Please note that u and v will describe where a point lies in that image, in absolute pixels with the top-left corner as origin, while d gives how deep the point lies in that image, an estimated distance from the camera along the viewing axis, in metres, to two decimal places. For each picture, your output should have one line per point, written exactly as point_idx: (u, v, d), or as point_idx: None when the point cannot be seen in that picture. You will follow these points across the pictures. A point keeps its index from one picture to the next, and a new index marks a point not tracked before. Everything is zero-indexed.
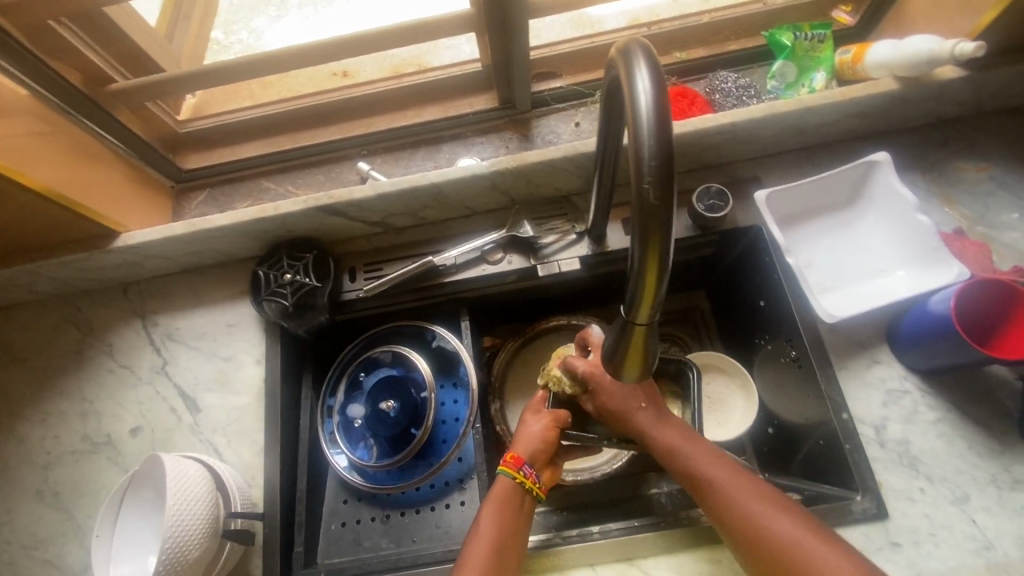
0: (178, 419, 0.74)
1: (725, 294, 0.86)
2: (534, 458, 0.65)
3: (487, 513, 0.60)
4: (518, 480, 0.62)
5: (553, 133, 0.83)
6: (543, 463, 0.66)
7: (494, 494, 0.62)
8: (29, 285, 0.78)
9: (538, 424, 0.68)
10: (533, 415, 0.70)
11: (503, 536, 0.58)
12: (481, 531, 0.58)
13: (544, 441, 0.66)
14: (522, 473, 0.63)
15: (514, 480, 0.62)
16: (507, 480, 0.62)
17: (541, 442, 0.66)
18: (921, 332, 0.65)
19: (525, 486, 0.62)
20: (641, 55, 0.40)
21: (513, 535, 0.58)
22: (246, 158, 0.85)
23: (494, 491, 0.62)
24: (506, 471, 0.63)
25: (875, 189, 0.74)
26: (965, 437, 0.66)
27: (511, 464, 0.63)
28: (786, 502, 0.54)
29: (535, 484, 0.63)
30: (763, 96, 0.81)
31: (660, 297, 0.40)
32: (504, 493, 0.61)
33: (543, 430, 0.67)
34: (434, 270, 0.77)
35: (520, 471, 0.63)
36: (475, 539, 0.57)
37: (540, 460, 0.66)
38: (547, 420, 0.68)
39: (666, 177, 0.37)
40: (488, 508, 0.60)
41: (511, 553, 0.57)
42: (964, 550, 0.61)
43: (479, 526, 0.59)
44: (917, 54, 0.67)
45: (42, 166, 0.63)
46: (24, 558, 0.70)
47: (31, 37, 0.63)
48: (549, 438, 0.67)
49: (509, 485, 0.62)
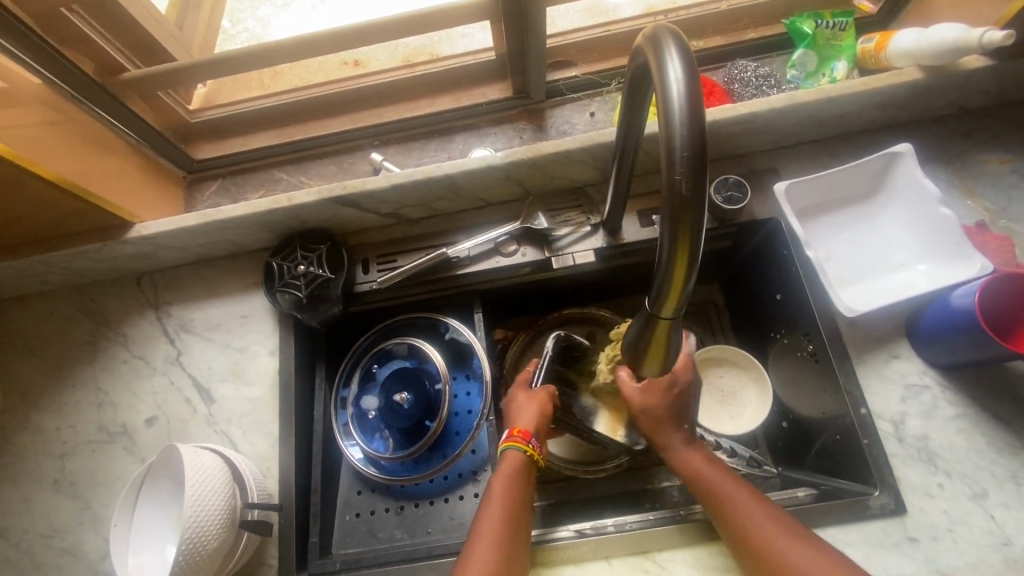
0: (193, 410, 0.75)
1: (739, 286, 0.85)
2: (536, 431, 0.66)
3: (498, 485, 0.59)
4: (528, 454, 0.63)
5: (567, 124, 0.82)
6: (544, 434, 0.67)
7: (504, 469, 0.61)
8: (43, 276, 0.78)
9: (530, 400, 0.69)
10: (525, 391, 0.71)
11: (512, 508, 0.57)
12: (492, 506, 0.58)
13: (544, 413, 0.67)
14: (531, 446, 0.63)
15: (523, 453, 0.63)
16: (518, 455, 0.62)
17: (541, 414, 0.67)
18: (942, 326, 0.64)
19: (532, 458, 0.63)
20: (672, 43, 0.39)
21: (521, 511, 0.58)
22: (258, 149, 0.84)
23: (503, 466, 0.61)
24: (517, 445, 0.63)
25: (897, 180, 0.73)
26: (984, 433, 0.65)
27: (521, 438, 0.64)
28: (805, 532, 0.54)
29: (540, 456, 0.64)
30: (783, 85, 0.79)
31: (687, 291, 0.40)
32: (515, 466, 0.61)
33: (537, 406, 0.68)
34: (447, 262, 0.76)
35: (529, 445, 0.63)
36: (485, 513, 0.57)
37: (541, 432, 0.67)
38: (539, 399, 0.69)
39: (698, 168, 0.36)
40: (498, 484, 0.59)
41: (519, 532, 0.57)
42: (982, 546, 0.60)
43: (489, 502, 0.58)
44: (942, 43, 0.66)
45: (56, 156, 0.63)
46: (43, 546, 0.71)
47: (42, 23, 0.62)
48: (548, 411, 0.68)
49: (521, 458, 0.62)
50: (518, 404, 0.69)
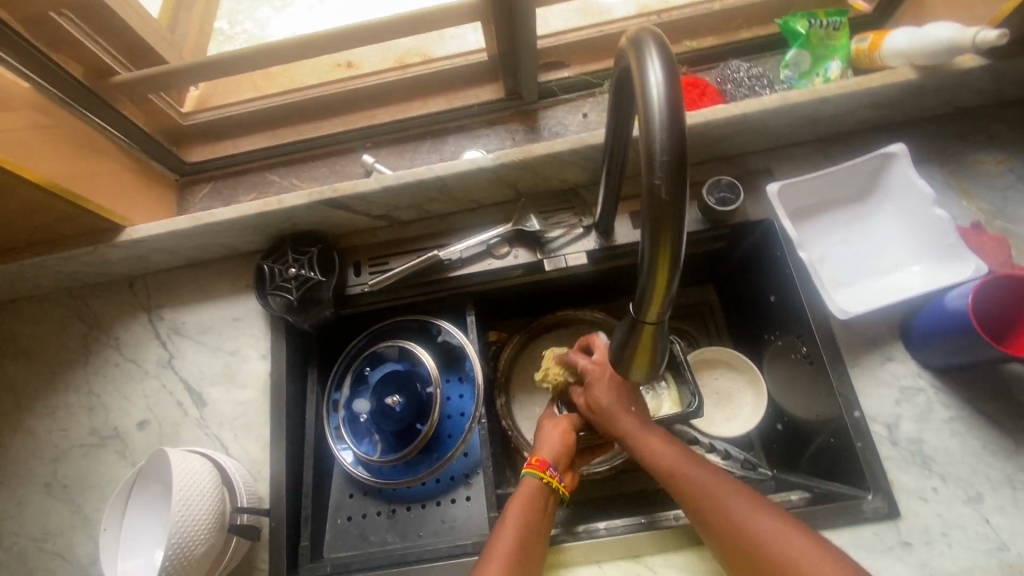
0: (184, 413, 0.75)
1: (733, 288, 0.85)
2: (558, 461, 0.65)
3: (511, 514, 0.59)
4: (545, 480, 0.62)
5: (559, 125, 0.82)
6: (565, 465, 0.67)
7: (520, 497, 0.61)
8: (35, 279, 0.78)
9: (555, 429, 0.68)
10: (551, 422, 0.69)
11: (525, 535, 0.58)
12: (505, 532, 0.58)
13: (566, 445, 0.66)
14: (548, 473, 0.63)
15: (540, 481, 0.63)
16: (535, 482, 0.62)
17: (562, 446, 0.66)
18: (937, 329, 0.63)
19: (550, 486, 0.63)
20: (652, 45, 0.39)
21: (533, 541, 0.58)
22: (250, 152, 0.84)
23: (518, 494, 0.61)
24: (534, 472, 0.63)
25: (890, 181, 0.73)
26: (979, 436, 0.64)
27: (538, 466, 0.64)
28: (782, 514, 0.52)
29: (558, 484, 0.64)
30: (777, 85, 0.79)
31: (670, 295, 0.39)
32: (531, 495, 0.61)
33: (562, 430, 0.68)
34: (439, 264, 0.76)
35: (545, 472, 0.63)
36: (498, 536, 0.57)
37: (562, 463, 0.66)
38: (562, 426, 0.68)
39: (678, 173, 0.36)
40: (513, 513, 0.59)
41: (533, 556, 0.57)
42: (976, 550, 0.60)
43: (502, 528, 0.58)
44: (935, 43, 0.65)
45: (46, 161, 0.63)
46: (35, 549, 0.71)
47: (30, 28, 0.62)
48: (570, 443, 0.67)
49: (538, 484, 0.62)
50: (548, 430, 0.68)
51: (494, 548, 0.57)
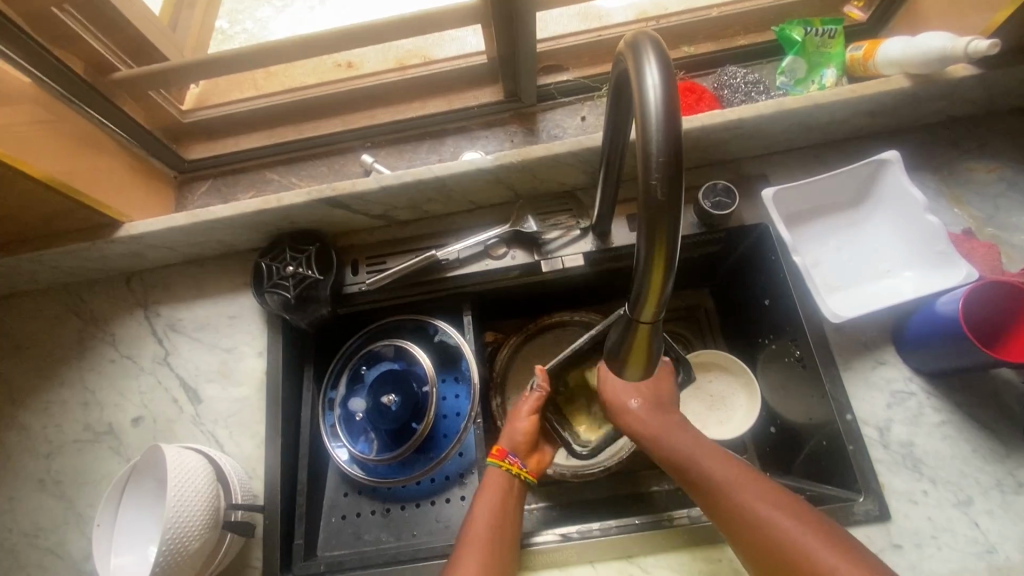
0: (179, 410, 0.75)
1: (728, 292, 0.86)
2: (516, 448, 0.68)
3: (482, 509, 0.61)
4: (504, 469, 0.65)
5: (558, 128, 0.82)
6: (528, 451, 0.69)
7: (487, 488, 0.64)
8: (31, 274, 0.78)
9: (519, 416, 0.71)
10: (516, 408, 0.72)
11: (497, 527, 0.60)
12: (477, 524, 0.60)
13: (525, 433, 0.69)
14: (507, 461, 0.66)
15: (501, 470, 0.65)
16: (496, 472, 0.65)
17: (522, 433, 0.69)
18: (929, 334, 0.64)
19: (513, 473, 0.65)
20: (650, 49, 0.39)
21: (507, 533, 0.60)
22: (248, 150, 0.84)
23: (487, 486, 0.64)
24: (494, 462, 0.66)
25: (883, 188, 0.74)
26: (970, 440, 0.65)
27: (498, 455, 0.66)
28: (807, 513, 0.52)
29: (520, 469, 0.66)
30: (773, 92, 0.80)
31: (665, 295, 0.40)
32: (496, 485, 0.64)
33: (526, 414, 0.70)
34: (436, 264, 0.76)
35: (506, 460, 0.66)
36: (470, 531, 0.59)
37: (523, 450, 0.69)
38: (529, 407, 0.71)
39: (674, 174, 0.36)
40: (482, 507, 0.61)
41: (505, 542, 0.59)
42: (966, 554, 0.60)
43: (474, 520, 0.60)
44: (929, 52, 0.66)
45: (46, 156, 0.63)
46: (27, 545, 0.70)
47: (33, 25, 0.62)
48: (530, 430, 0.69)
49: (497, 473, 0.65)
50: (516, 413, 0.71)
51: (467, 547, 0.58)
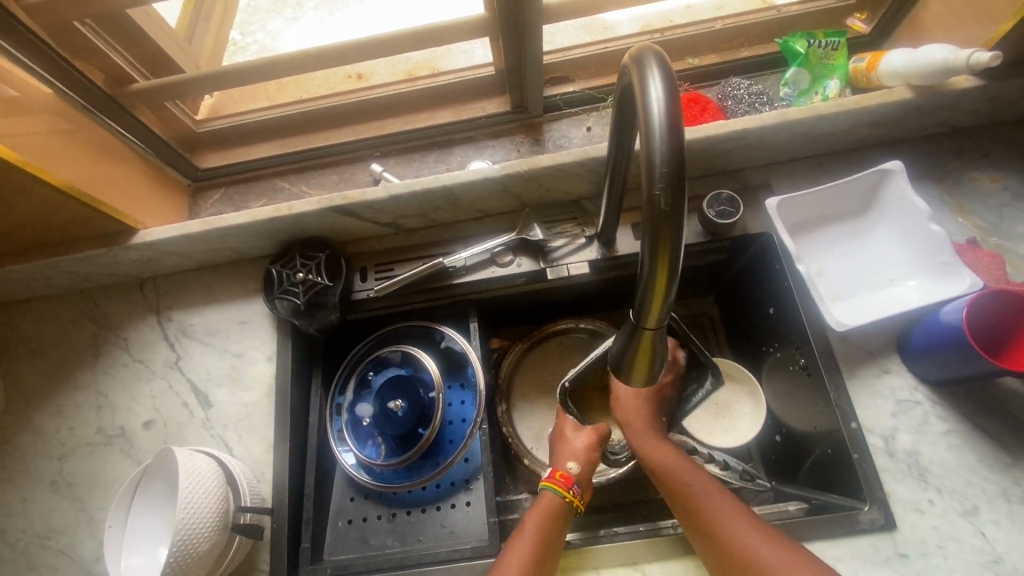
0: (190, 414, 0.76)
1: (733, 300, 0.86)
2: (580, 476, 0.67)
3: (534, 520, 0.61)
4: (568, 498, 0.64)
5: (564, 138, 0.84)
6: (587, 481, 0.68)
7: (541, 506, 0.63)
8: (48, 280, 0.80)
9: (582, 438, 0.70)
10: (575, 431, 0.71)
11: (544, 538, 0.60)
12: (524, 537, 0.60)
13: (588, 460, 0.68)
14: (571, 490, 0.65)
15: (561, 498, 0.64)
16: (557, 498, 0.64)
17: (585, 460, 0.68)
18: (933, 343, 0.64)
19: (571, 504, 0.64)
20: (654, 63, 0.40)
21: (554, 544, 0.60)
22: (261, 159, 0.86)
23: (540, 504, 0.63)
24: (557, 488, 0.64)
25: (887, 198, 0.74)
26: (975, 450, 0.65)
27: (561, 482, 0.65)
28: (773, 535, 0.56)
29: (579, 501, 0.65)
30: (776, 103, 0.81)
31: (669, 303, 0.41)
32: (552, 509, 0.63)
33: (586, 442, 0.70)
34: (443, 272, 0.77)
35: (568, 490, 0.65)
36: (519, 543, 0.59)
37: (584, 479, 0.68)
38: (588, 436, 0.70)
39: (677, 183, 0.37)
40: (533, 518, 0.62)
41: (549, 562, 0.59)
42: (972, 564, 0.60)
43: (523, 532, 0.60)
44: (931, 64, 0.67)
45: (64, 164, 0.65)
46: (38, 546, 0.71)
47: (57, 38, 0.65)
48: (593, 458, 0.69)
49: (560, 501, 0.64)
50: (574, 438, 0.70)
51: (512, 553, 0.59)
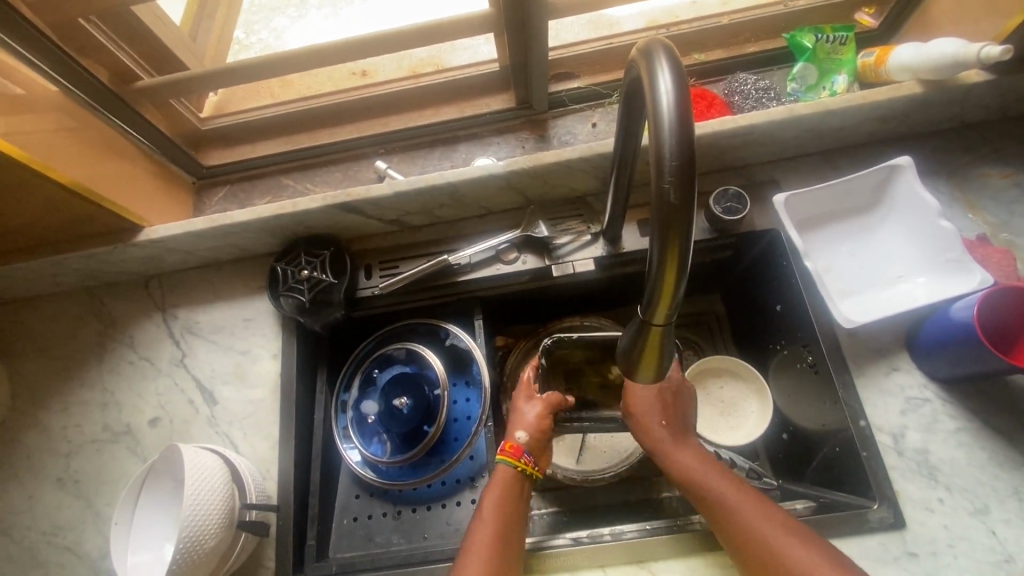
0: (195, 411, 0.76)
1: (739, 297, 0.86)
2: (529, 444, 0.66)
3: (490, 498, 0.61)
4: (520, 468, 0.64)
5: (569, 134, 0.83)
6: (540, 448, 0.67)
7: (495, 482, 0.62)
8: (54, 277, 0.80)
9: (532, 409, 0.69)
10: (526, 402, 0.70)
11: (504, 515, 0.59)
12: (484, 521, 0.58)
13: (539, 430, 0.68)
14: (523, 459, 0.64)
15: (514, 469, 0.64)
16: (509, 468, 0.63)
17: (536, 430, 0.68)
18: (943, 341, 0.63)
19: (526, 473, 0.64)
20: (663, 56, 0.40)
21: (517, 520, 0.59)
22: (266, 157, 0.86)
23: (495, 479, 0.63)
24: (507, 459, 0.64)
25: (897, 193, 0.73)
26: (986, 448, 0.64)
27: (512, 452, 0.64)
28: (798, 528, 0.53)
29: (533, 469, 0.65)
30: (784, 98, 0.80)
31: (678, 298, 0.40)
32: (501, 481, 0.62)
33: (538, 413, 0.69)
34: (448, 269, 0.77)
35: (520, 460, 0.64)
36: (477, 526, 0.58)
37: (536, 447, 0.67)
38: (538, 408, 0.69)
39: (687, 178, 0.37)
40: (491, 495, 0.61)
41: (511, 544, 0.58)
42: (983, 563, 0.59)
43: (481, 514, 0.59)
44: (941, 58, 0.66)
45: (70, 161, 0.65)
46: (46, 543, 0.71)
47: (63, 36, 0.65)
48: (544, 427, 0.68)
49: (511, 473, 0.63)
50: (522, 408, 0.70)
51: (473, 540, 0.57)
